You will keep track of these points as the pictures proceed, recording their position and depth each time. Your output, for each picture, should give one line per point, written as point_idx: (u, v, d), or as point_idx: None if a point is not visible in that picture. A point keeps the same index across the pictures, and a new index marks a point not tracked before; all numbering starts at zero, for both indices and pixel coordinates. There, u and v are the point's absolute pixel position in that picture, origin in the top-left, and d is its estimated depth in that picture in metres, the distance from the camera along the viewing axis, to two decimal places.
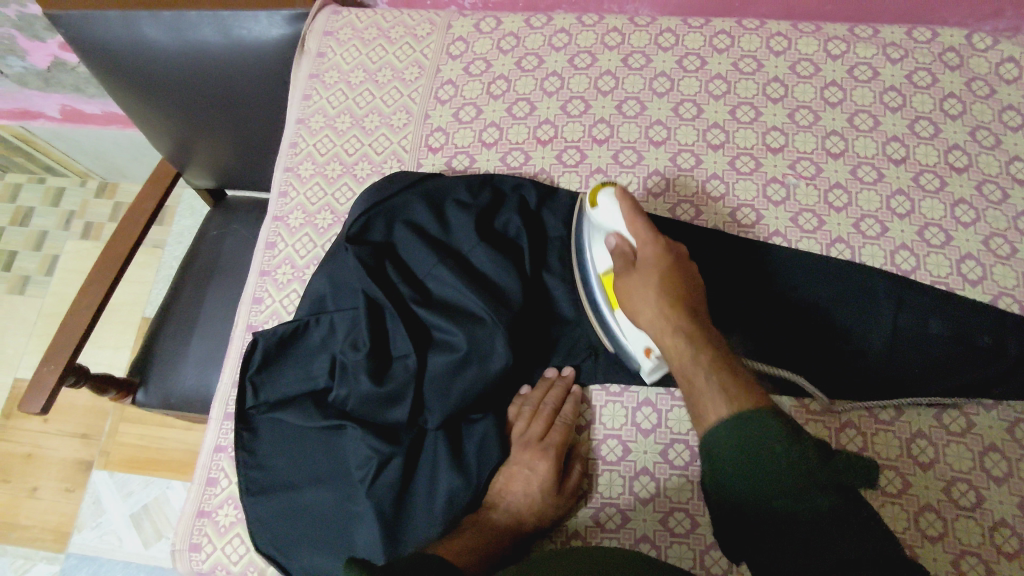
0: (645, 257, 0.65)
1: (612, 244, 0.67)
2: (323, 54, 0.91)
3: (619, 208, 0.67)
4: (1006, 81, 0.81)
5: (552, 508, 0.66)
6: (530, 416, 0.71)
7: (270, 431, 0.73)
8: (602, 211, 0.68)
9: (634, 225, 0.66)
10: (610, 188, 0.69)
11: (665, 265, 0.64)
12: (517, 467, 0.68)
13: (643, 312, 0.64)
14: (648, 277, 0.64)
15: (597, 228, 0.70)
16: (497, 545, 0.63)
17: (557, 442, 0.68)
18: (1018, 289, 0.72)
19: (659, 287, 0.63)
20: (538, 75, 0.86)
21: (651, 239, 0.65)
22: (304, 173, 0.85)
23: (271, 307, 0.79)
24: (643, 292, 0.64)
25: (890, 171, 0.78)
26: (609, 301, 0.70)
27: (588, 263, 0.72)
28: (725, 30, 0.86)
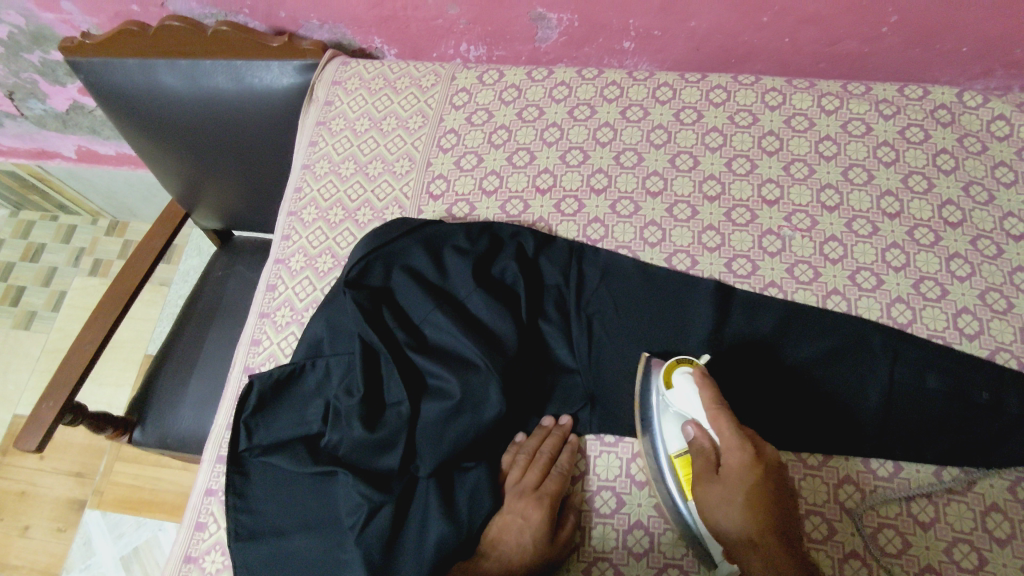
0: (729, 464, 0.60)
1: (689, 433, 0.64)
2: (331, 103, 0.94)
3: (699, 394, 0.63)
4: (998, 139, 0.82)
5: (544, 560, 0.64)
6: (526, 464, 0.70)
7: (260, 475, 0.72)
8: (677, 394, 0.65)
9: (717, 421, 0.61)
10: (688, 367, 0.66)
11: (753, 480, 0.59)
12: (511, 516, 0.67)
13: (724, 523, 0.60)
14: (732, 504, 0.59)
15: (670, 413, 0.67)
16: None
17: (552, 491, 0.67)
18: (1016, 344, 0.72)
19: (746, 520, 0.58)
20: (538, 125, 0.88)
21: (736, 443, 0.60)
22: (307, 217, 0.87)
23: (269, 349, 0.80)
24: (724, 509, 0.60)
25: (885, 225, 0.79)
26: (681, 487, 0.65)
27: (658, 445, 0.67)
28: (721, 85, 0.88)
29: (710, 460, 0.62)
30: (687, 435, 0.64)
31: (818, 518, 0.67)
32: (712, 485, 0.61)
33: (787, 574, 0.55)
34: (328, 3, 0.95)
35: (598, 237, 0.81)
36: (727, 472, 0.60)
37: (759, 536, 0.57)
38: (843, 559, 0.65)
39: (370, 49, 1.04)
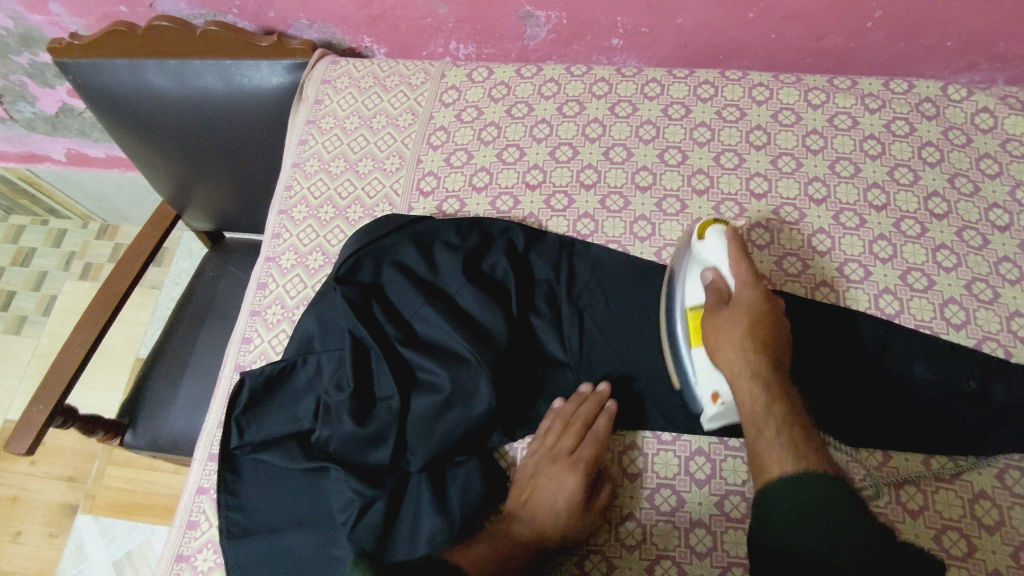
0: (741, 295, 0.66)
1: (708, 279, 0.68)
2: (320, 102, 0.94)
3: (726, 247, 0.68)
4: (982, 131, 0.83)
5: (579, 524, 0.65)
6: (562, 429, 0.69)
7: (253, 473, 0.72)
8: (707, 246, 0.69)
9: (738, 266, 0.67)
10: (720, 225, 0.70)
11: (758, 312, 0.65)
12: (547, 480, 0.67)
13: (727, 350, 0.65)
14: (733, 317, 0.65)
15: (694, 262, 0.70)
16: (517, 556, 0.62)
17: (588, 457, 0.68)
18: (1002, 333, 0.73)
19: (748, 329, 0.64)
20: (528, 122, 0.89)
21: (751, 282, 0.66)
22: (297, 216, 0.87)
23: (260, 347, 0.80)
24: (730, 326, 0.65)
25: (872, 217, 0.80)
26: (689, 335, 0.69)
27: (677, 295, 0.71)
28: (708, 80, 0.89)
29: (722, 296, 0.67)
30: (705, 280, 0.68)
31: None
32: (721, 311, 0.66)
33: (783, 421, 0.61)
34: (317, 2, 0.95)
35: (588, 232, 0.82)
36: (738, 301, 0.66)
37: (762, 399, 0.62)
38: None
39: (359, 48, 1.04)
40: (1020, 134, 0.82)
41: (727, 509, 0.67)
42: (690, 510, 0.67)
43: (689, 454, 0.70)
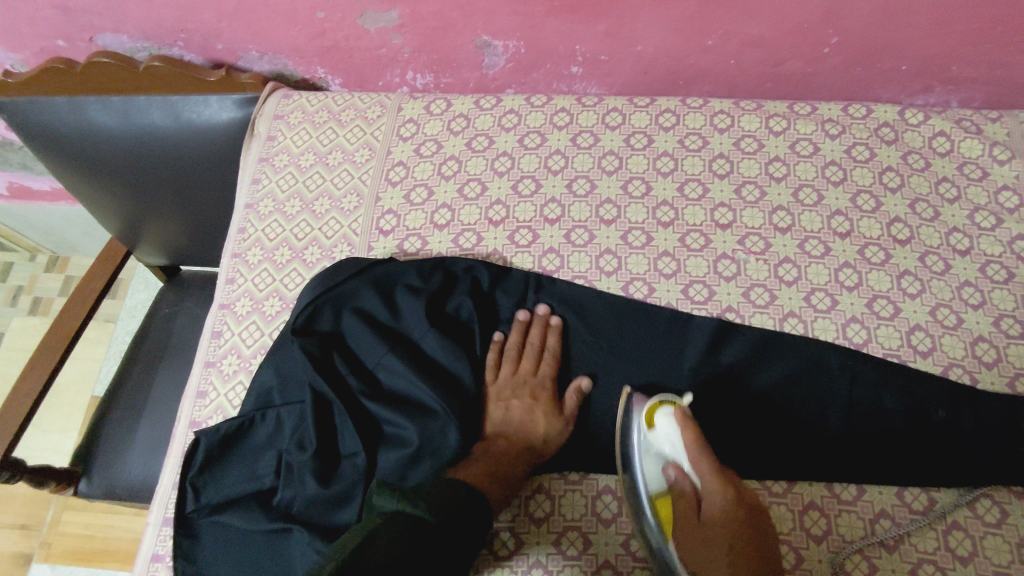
0: (712, 504, 0.63)
1: (671, 476, 0.66)
2: (273, 137, 0.91)
3: (681, 433, 0.66)
4: (940, 155, 0.84)
5: (557, 433, 0.70)
6: (517, 354, 0.75)
7: (212, 537, 0.68)
8: (659, 435, 0.67)
9: (699, 462, 0.65)
10: (671, 407, 0.67)
11: (732, 520, 0.62)
12: (515, 399, 0.72)
13: (703, 556, 0.62)
14: (714, 531, 0.62)
15: (652, 453, 0.68)
16: (509, 467, 0.66)
17: (550, 373, 0.74)
18: (967, 359, 0.73)
19: (726, 525, 0.62)
20: (488, 155, 0.87)
21: (714, 466, 0.64)
22: (252, 259, 0.83)
23: (216, 400, 0.76)
24: (708, 547, 0.62)
25: (837, 245, 0.79)
26: (659, 520, 0.65)
27: (637, 479, 0.67)
28: (669, 108, 0.88)
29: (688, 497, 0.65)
30: (670, 477, 0.67)
31: (785, 547, 0.66)
32: (692, 533, 0.64)
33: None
34: (267, 35, 0.92)
35: (553, 268, 0.80)
36: (709, 520, 0.63)
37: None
38: None
39: (314, 79, 1.01)
40: (976, 157, 0.83)
41: None
42: None
43: None
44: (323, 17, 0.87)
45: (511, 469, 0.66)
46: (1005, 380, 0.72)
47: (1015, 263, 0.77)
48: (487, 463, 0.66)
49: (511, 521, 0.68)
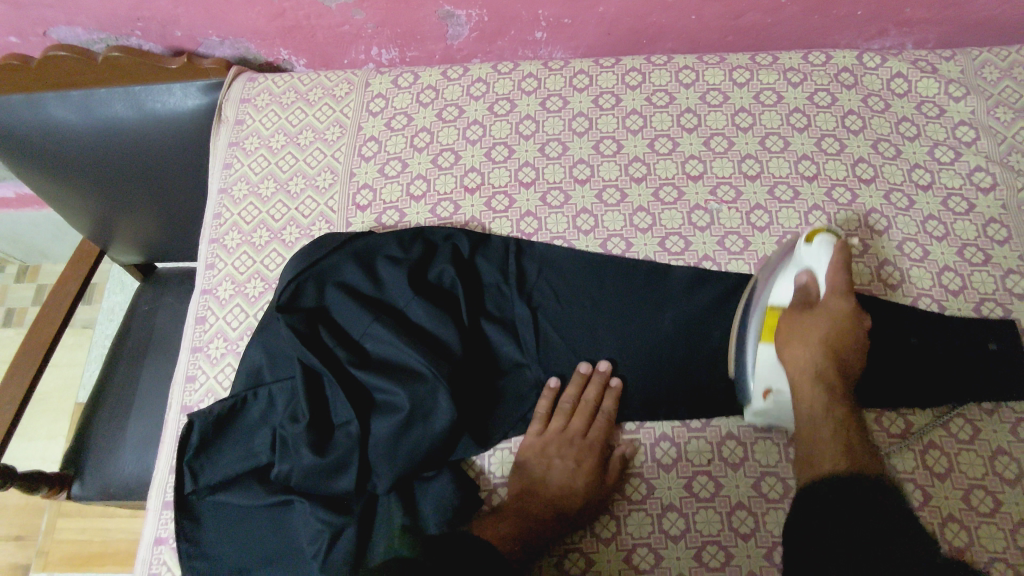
0: (826, 303, 0.67)
1: (801, 281, 0.67)
2: (241, 121, 0.89)
3: (832, 257, 0.66)
4: (898, 96, 0.86)
5: (594, 501, 0.67)
6: (568, 412, 0.72)
7: (213, 517, 0.69)
8: (812, 252, 0.67)
9: (838, 276, 0.66)
10: (830, 234, 0.67)
11: (848, 328, 0.66)
12: (558, 459, 0.70)
13: (793, 356, 0.66)
14: (818, 322, 0.66)
15: (791, 261, 0.69)
16: (538, 534, 0.65)
17: (600, 439, 0.70)
18: (935, 288, 0.76)
19: (829, 333, 0.66)
20: (460, 124, 0.87)
21: (840, 295, 0.67)
22: (230, 243, 0.82)
23: (206, 385, 0.75)
24: (808, 349, 0.66)
25: (805, 188, 0.82)
26: (760, 331, 0.69)
27: (768, 294, 0.70)
28: (635, 67, 0.89)
29: (811, 300, 0.67)
30: (799, 282, 0.67)
31: (773, 478, 0.69)
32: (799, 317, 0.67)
33: (836, 408, 0.63)
34: (225, 17, 0.91)
35: (531, 231, 0.81)
36: (822, 312, 0.67)
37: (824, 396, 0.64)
38: None
39: (277, 61, 1.00)
40: (933, 95, 0.86)
41: (696, 491, 0.68)
42: (660, 495, 0.69)
43: (654, 441, 0.71)
44: None
45: (540, 532, 0.65)
46: (972, 306, 0.75)
47: (974, 194, 0.80)
48: (515, 527, 0.65)
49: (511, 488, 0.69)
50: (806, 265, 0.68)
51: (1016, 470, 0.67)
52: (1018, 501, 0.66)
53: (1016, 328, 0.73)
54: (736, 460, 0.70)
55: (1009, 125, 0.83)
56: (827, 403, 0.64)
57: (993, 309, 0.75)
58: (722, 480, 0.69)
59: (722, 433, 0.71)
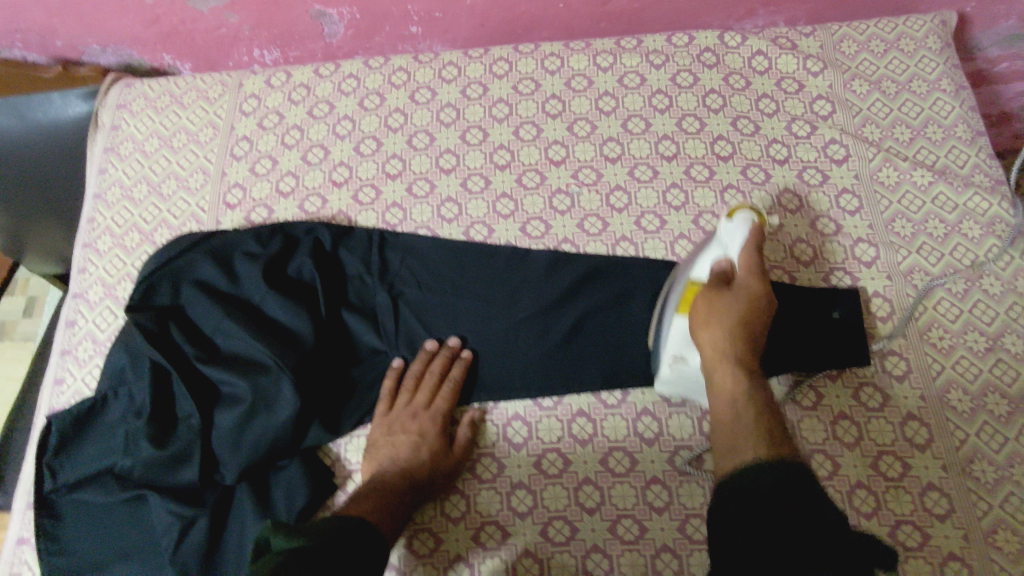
0: (743, 281, 0.64)
1: (721, 263, 0.66)
2: (117, 127, 0.91)
3: (747, 234, 0.66)
4: (759, 73, 0.87)
5: (443, 466, 0.68)
6: (411, 387, 0.73)
7: (73, 514, 0.70)
8: (731, 228, 0.67)
9: (748, 253, 0.65)
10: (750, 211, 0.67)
11: (760, 300, 0.63)
12: (403, 434, 0.70)
13: (703, 327, 0.62)
14: (733, 300, 0.62)
15: (714, 243, 0.68)
16: (396, 504, 0.64)
17: (444, 408, 0.72)
18: (787, 260, 0.77)
19: (744, 313, 0.61)
20: (330, 120, 0.88)
21: (756, 272, 0.64)
22: (102, 247, 0.84)
23: (73, 386, 0.77)
24: (723, 300, 0.62)
25: (664, 167, 0.83)
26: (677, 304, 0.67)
27: (689, 266, 0.69)
28: (503, 56, 0.91)
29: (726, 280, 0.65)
30: (719, 263, 0.66)
31: (620, 453, 0.70)
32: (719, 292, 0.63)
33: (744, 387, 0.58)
34: (101, 25, 0.92)
35: (396, 221, 0.82)
36: (738, 286, 0.64)
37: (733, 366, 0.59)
38: (644, 486, 0.69)
39: (163, 67, 1.01)
40: (792, 71, 0.87)
41: (545, 467, 0.70)
42: (510, 473, 0.70)
43: (506, 421, 0.73)
44: (153, 2, 0.88)
45: (396, 498, 0.65)
46: (821, 276, 0.76)
47: (828, 166, 0.82)
48: (369, 500, 0.64)
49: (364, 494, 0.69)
50: (725, 245, 0.67)
51: (855, 433, 0.69)
52: (855, 463, 0.68)
53: (859, 296, 0.75)
54: (585, 436, 0.71)
55: (865, 98, 0.85)
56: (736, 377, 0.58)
57: (841, 279, 0.76)
58: (570, 457, 0.71)
59: (573, 411, 0.73)
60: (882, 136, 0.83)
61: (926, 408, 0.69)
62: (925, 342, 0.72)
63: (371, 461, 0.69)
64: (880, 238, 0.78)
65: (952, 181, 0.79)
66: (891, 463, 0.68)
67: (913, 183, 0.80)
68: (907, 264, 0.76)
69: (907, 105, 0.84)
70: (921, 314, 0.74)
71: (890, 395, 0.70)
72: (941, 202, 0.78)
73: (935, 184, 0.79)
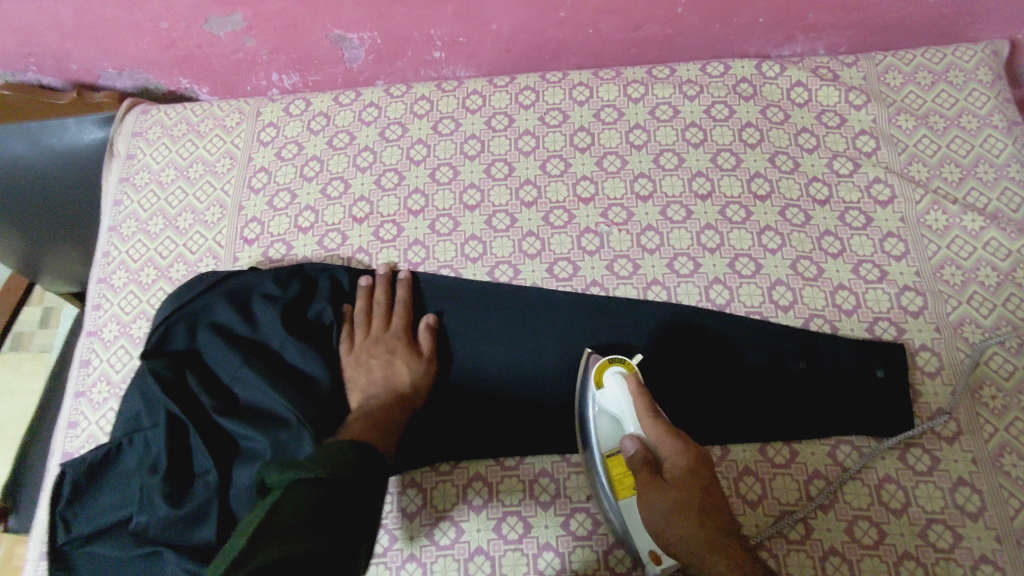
0: (673, 466, 0.62)
1: (629, 448, 0.63)
2: (133, 155, 0.89)
3: (631, 398, 0.65)
4: (799, 105, 0.84)
5: (422, 377, 0.71)
6: (365, 320, 0.75)
7: (86, 568, 0.67)
8: (608, 393, 0.66)
9: (651, 423, 0.63)
10: (617, 366, 0.66)
11: (693, 470, 0.62)
12: (372, 359, 0.72)
13: (668, 522, 0.61)
14: (675, 494, 0.61)
15: (601, 414, 0.67)
16: (388, 420, 0.66)
17: (401, 329, 0.74)
18: (828, 309, 0.73)
19: (696, 499, 0.61)
20: (350, 151, 0.86)
21: (667, 433, 0.63)
22: (117, 282, 0.82)
23: (88, 430, 0.74)
24: (669, 506, 0.61)
25: (698, 207, 0.79)
26: (613, 486, 0.64)
27: (591, 427, 0.67)
28: (529, 85, 0.88)
29: (650, 462, 0.63)
30: (630, 440, 0.64)
31: None
32: (657, 488, 0.62)
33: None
34: (116, 50, 0.90)
35: (419, 260, 0.79)
36: (670, 474, 0.62)
37: (717, 559, 0.59)
38: None
39: (180, 90, 0.98)
40: (833, 104, 0.83)
41: (573, 528, 0.67)
42: (537, 534, 0.66)
43: (533, 477, 0.69)
44: (168, 26, 0.86)
45: (389, 415, 0.67)
46: (864, 326, 0.72)
47: (872, 207, 0.78)
48: (371, 417, 0.66)
49: (385, 555, 0.67)
50: (619, 415, 0.66)
51: (901, 498, 0.65)
52: (902, 531, 0.64)
53: (905, 350, 0.71)
54: None
55: (911, 133, 0.81)
56: (727, 567, 0.58)
57: (886, 329, 0.72)
58: (600, 517, 0.67)
59: None
60: (929, 176, 0.79)
61: (978, 473, 0.65)
62: (976, 402, 0.68)
63: (353, 392, 0.70)
64: (928, 286, 0.73)
65: (1004, 226, 0.75)
66: (941, 532, 0.64)
67: (963, 227, 0.75)
68: (956, 316, 0.72)
69: (956, 142, 0.80)
70: (972, 371, 0.69)
71: (940, 457, 0.66)
72: (993, 248, 0.74)
73: (987, 229, 0.75)
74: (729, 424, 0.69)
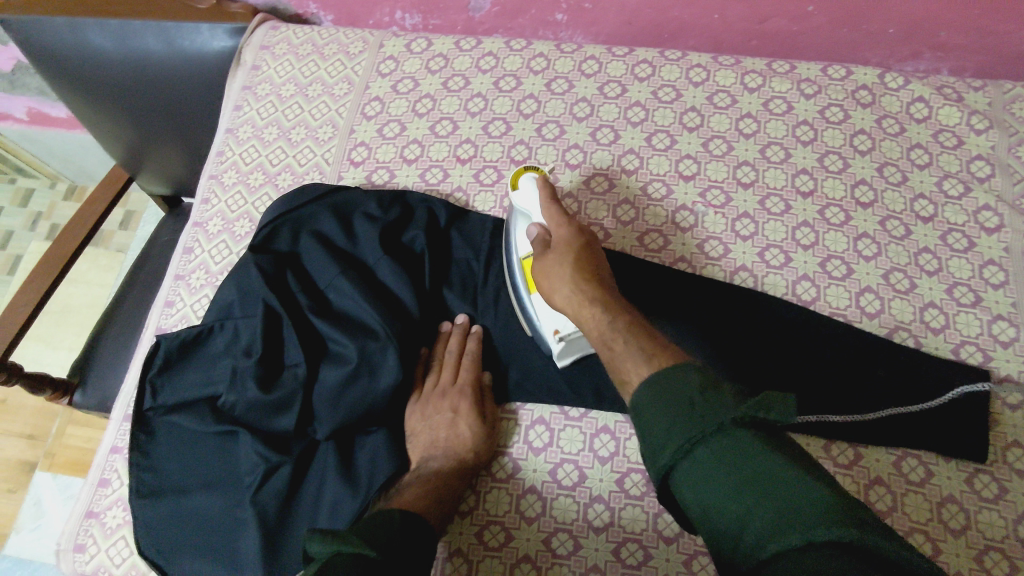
0: (560, 236, 0.67)
1: (534, 234, 0.69)
2: (258, 67, 0.93)
3: (538, 195, 0.70)
4: (917, 121, 0.83)
5: (485, 434, 0.69)
6: (438, 366, 0.73)
7: (165, 435, 0.72)
8: (520, 193, 0.72)
9: (548, 207, 0.69)
10: (533, 173, 0.72)
11: (576, 244, 0.66)
12: (438, 415, 0.70)
13: (559, 293, 0.64)
14: (557, 259, 0.65)
15: (520, 216, 0.73)
16: (446, 490, 0.64)
17: (470, 381, 0.71)
18: (915, 323, 0.73)
19: (574, 261, 0.64)
20: (463, 95, 0.88)
21: (563, 224, 0.68)
22: (227, 181, 0.86)
23: (182, 311, 0.79)
24: (559, 273, 0.64)
25: (798, 203, 0.79)
26: (527, 282, 0.71)
27: (513, 248, 0.73)
28: (647, 59, 0.89)
29: (545, 239, 0.68)
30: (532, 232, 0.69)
31: None
32: (546, 257, 0.66)
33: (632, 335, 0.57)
34: None
35: None
36: (558, 243, 0.67)
37: (594, 308, 0.60)
38: None
39: (306, 15, 1.02)
40: (953, 125, 0.82)
41: (627, 487, 0.68)
42: (590, 486, 0.68)
43: (594, 432, 0.70)
44: None
45: (448, 485, 0.65)
46: (951, 347, 0.72)
47: (977, 233, 0.77)
48: (427, 485, 0.64)
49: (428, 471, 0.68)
50: (529, 213, 0.71)
51: (962, 520, 0.65)
52: (958, 552, 0.63)
53: (990, 378, 0.70)
54: None
55: None
56: (599, 316, 0.59)
57: (972, 354, 0.71)
58: (656, 482, 0.68)
59: None
60: None
61: None
62: None
63: (417, 444, 0.69)
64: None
65: None
66: (998, 560, 0.63)
67: None
68: None
69: None
70: None
71: (1008, 488, 0.66)
72: None
73: None
74: (797, 416, 0.70)
